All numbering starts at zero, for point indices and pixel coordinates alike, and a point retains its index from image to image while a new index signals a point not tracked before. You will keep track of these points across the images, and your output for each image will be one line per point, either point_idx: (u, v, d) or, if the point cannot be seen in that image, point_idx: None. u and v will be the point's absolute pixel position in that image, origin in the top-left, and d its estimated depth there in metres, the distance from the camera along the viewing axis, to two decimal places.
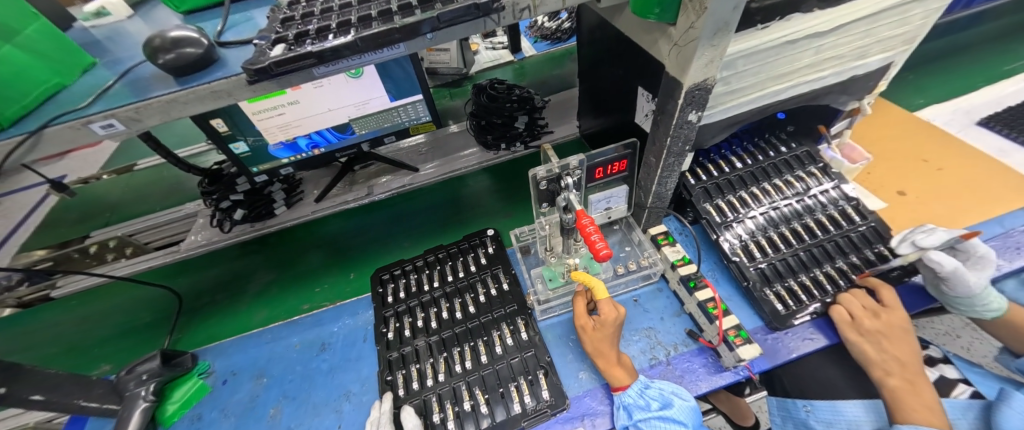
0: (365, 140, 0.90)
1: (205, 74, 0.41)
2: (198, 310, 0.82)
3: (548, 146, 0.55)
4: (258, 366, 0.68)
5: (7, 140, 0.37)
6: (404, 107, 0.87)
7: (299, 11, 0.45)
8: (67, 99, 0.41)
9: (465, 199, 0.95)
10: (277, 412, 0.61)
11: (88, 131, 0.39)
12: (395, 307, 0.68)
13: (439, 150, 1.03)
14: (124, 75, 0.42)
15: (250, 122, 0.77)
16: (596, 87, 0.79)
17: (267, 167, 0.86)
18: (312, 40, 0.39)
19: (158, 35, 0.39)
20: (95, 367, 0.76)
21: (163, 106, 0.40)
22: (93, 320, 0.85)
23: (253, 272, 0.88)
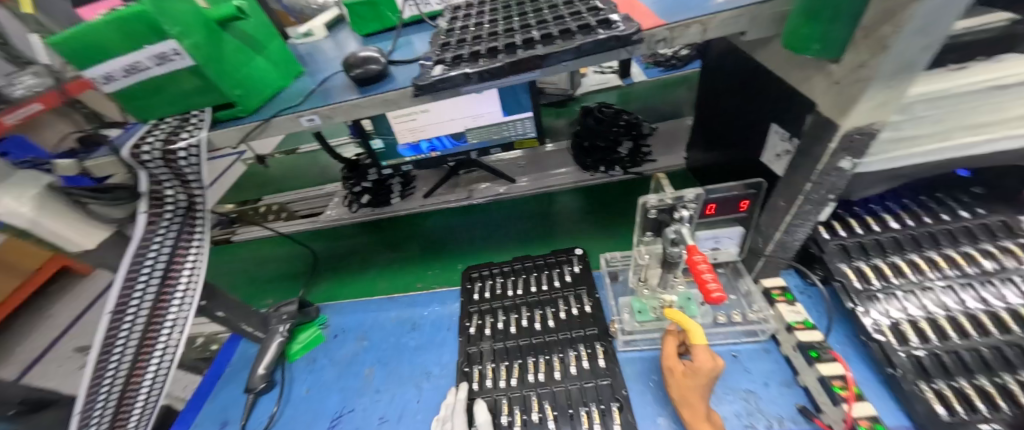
0: (474, 149, 0.99)
1: (378, 86, 0.52)
2: (323, 270, 0.99)
3: (661, 175, 0.52)
4: (362, 330, 0.79)
5: (250, 123, 0.53)
6: (514, 123, 0.94)
7: (455, 37, 0.53)
8: (283, 98, 0.58)
9: (556, 216, 0.97)
10: (371, 373, 0.70)
11: (299, 122, 0.53)
12: (480, 305, 0.73)
13: (537, 165, 1.08)
14: (322, 83, 0.58)
15: (388, 125, 0.92)
16: (713, 120, 0.75)
17: (393, 163, 1.01)
18: (466, 61, 0.46)
19: (352, 55, 0.52)
20: (261, 301, 0.96)
21: (348, 109, 0.51)
22: (259, 263, 1.08)
23: (366, 249, 1.03)
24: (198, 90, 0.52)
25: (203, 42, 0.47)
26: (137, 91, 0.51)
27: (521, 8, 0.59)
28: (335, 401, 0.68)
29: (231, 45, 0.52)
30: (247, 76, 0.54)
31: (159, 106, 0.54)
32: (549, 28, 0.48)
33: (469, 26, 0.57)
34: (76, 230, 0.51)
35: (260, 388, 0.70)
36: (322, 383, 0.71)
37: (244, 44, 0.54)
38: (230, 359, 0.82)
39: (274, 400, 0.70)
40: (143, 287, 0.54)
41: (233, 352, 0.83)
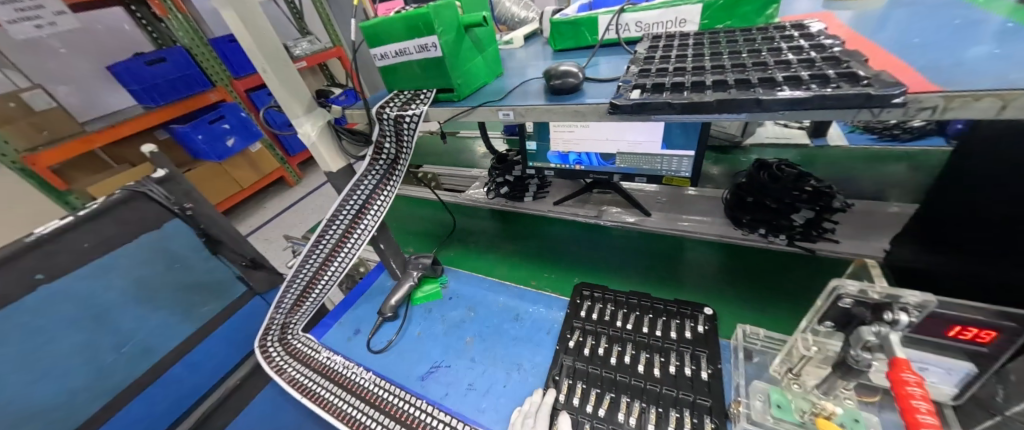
0: (619, 172, 0.98)
1: (570, 96, 0.58)
2: (453, 240, 1.14)
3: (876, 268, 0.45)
4: (472, 302, 0.87)
5: (460, 107, 0.65)
6: (670, 158, 0.90)
7: (655, 66, 0.54)
8: (487, 90, 0.70)
9: (685, 264, 0.89)
10: (470, 343, 0.77)
11: (498, 114, 0.63)
12: (585, 324, 0.73)
13: (679, 205, 1.01)
14: (521, 85, 0.69)
15: (548, 132, 1.00)
16: (949, 215, 0.58)
17: (539, 165, 1.08)
18: (667, 91, 0.47)
19: (555, 67, 0.58)
20: (406, 246, 1.15)
21: (541, 112, 0.58)
22: (408, 217, 1.30)
23: (491, 233, 1.13)
24: (430, 74, 0.67)
25: (452, 40, 0.62)
26: (395, 69, 0.70)
27: (733, 45, 0.56)
28: (437, 352, 0.77)
29: (466, 46, 0.66)
30: (467, 71, 0.67)
31: (403, 82, 0.72)
32: (770, 72, 0.45)
33: (671, 56, 0.57)
34: (331, 155, 0.73)
35: (388, 315, 0.85)
36: (432, 332, 0.82)
37: (474, 47, 0.68)
38: (371, 282, 1.00)
39: (394, 329, 0.84)
40: (347, 212, 0.76)
41: (375, 278, 1.01)
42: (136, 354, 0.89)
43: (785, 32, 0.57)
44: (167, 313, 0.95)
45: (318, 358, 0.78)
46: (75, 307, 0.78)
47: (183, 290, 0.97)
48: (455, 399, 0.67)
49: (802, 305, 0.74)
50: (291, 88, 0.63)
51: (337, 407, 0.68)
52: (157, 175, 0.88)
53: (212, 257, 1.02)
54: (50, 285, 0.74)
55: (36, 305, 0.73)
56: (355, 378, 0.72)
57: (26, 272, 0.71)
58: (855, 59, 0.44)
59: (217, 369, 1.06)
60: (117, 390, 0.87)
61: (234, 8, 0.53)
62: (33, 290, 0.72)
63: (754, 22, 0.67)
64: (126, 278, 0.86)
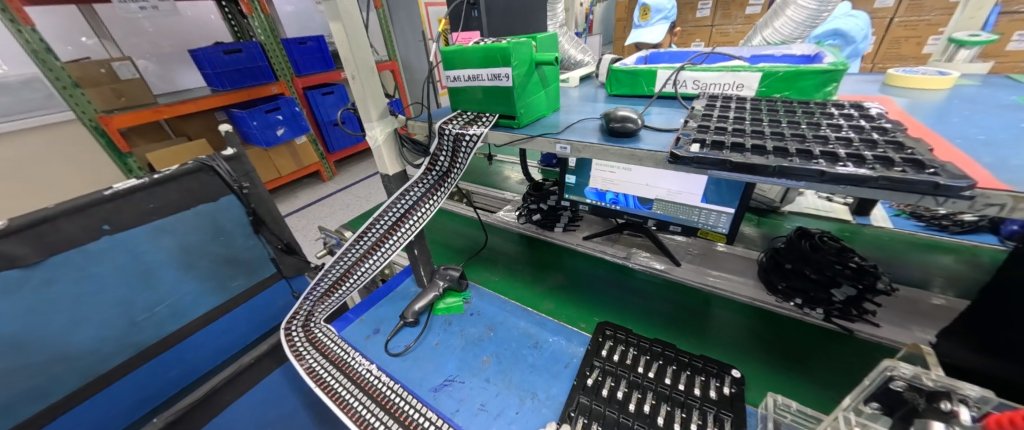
0: (654, 218, 0.99)
1: (625, 140, 0.61)
2: (479, 258, 1.16)
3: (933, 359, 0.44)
4: (491, 321, 0.87)
5: (519, 135, 0.70)
6: (708, 211, 0.91)
7: (714, 125, 0.57)
8: (544, 123, 0.75)
9: (711, 321, 0.88)
10: (486, 363, 0.77)
11: (554, 145, 0.66)
12: (605, 363, 0.72)
13: (711, 261, 1.00)
14: (578, 123, 0.73)
15: (589, 169, 1.03)
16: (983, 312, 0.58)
17: (575, 199, 1.10)
18: (726, 149, 0.49)
19: (615, 111, 0.62)
20: (439, 260, 1.17)
21: (598, 150, 0.61)
22: (440, 230, 1.34)
23: (517, 258, 1.16)
24: (494, 100, 0.72)
25: (522, 74, 0.67)
26: (463, 91, 0.76)
27: (790, 116, 0.59)
28: (451, 366, 0.77)
29: (534, 80, 0.71)
30: (530, 102, 0.72)
31: (469, 103, 0.77)
32: (830, 146, 0.47)
33: (729, 117, 0.60)
34: (391, 159, 0.77)
35: (409, 320, 0.86)
36: (449, 345, 0.82)
37: (540, 81, 0.73)
38: (396, 286, 1.02)
39: (413, 336, 0.85)
40: (391, 214, 0.80)
41: (400, 282, 1.03)
42: (166, 316, 0.93)
43: (842, 110, 0.60)
44: (200, 282, 0.99)
45: (337, 351, 0.80)
46: (128, 262, 0.85)
47: (219, 263, 1.02)
48: (466, 417, 0.66)
49: (837, 386, 0.70)
50: (371, 94, 0.69)
51: (348, 403, 0.69)
52: (226, 154, 0.96)
53: (253, 235, 1.07)
54: (111, 237, 0.81)
55: (95, 253, 0.79)
56: (370, 377, 0.73)
57: (97, 223, 0.79)
58: (920, 146, 0.45)
59: (230, 346, 1.09)
60: (141, 348, 0.90)
61: (342, 22, 0.61)
62: (97, 239, 0.79)
63: (811, 96, 0.69)
64: (175, 243, 0.91)
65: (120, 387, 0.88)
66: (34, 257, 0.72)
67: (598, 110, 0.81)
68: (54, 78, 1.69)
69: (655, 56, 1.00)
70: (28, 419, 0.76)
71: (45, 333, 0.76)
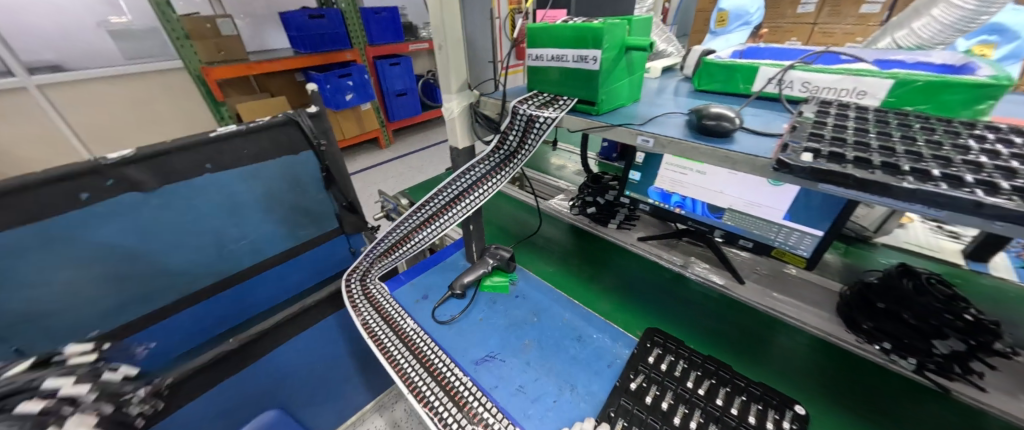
0: (723, 229, 0.91)
1: (716, 139, 0.56)
2: (529, 243, 1.17)
3: None
4: (536, 307, 0.87)
5: (598, 122, 0.66)
6: (789, 230, 0.82)
7: (830, 134, 0.51)
8: (623, 113, 0.71)
9: (772, 348, 0.81)
10: (527, 346, 0.77)
11: (635, 136, 0.62)
12: (651, 370, 0.69)
13: (781, 285, 0.90)
14: (662, 117, 0.68)
15: (656, 167, 0.97)
16: None
17: (636, 196, 1.05)
18: (847, 163, 0.43)
19: (708, 108, 0.57)
20: (491, 240, 1.20)
21: (685, 148, 0.56)
22: (493, 210, 1.36)
23: (567, 249, 1.14)
24: (575, 82, 0.69)
25: (611, 58, 0.64)
26: (544, 71, 0.74)
27: (928, 134, 0.50)
28: (493, 343, 0.78)
29: (621, 66, 0.67)
30: (612, 89, 0.68)
31: (548, 85, 0.75)
32: (985, 174, 0.40)
33: (848, 128, 0.53)
34: (462, 133, 0.78)
35: (457, 291, 0.89)
36: (493, 322, 0.84)
37: (627, 68, 0.69)
38: (446, 258, 1.05)
39: (459, 308, 0.87)
40: (454, 187, 0.82)
41: (450, 254, 1.06)
42: (245, 251, 1.04)
43: (999, 134, 0.50)
44: (276, 226, 1.09)
45: (389, 309, 0.85)
46: (221, 199, 0.95)
47: (293, 212, 1.11)
48: (504, 394, 0.68)
49: None
50: (455, 66, 0.69)
51: (396, 360, 0.73)
52: (311, 111, 1.03)
53: (323, 191, 1.15)
54: (211, 175, 0.91)
55: (197, 188, 0.90)
56: (418, 340, 0.77)
57: (202, 161, 0.89)
58: None
59: (292, 288, 1.20)
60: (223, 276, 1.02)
61: None
62: (201, 175, 0.89)
63: (954, 113, 0.59)
64: (260, 188, 1.01)
65: (204, 307, 1.00)
66: (152, 184, 0.83)
67: (683, 105, 0.75)
68: (170, 29, 1.95)
69: (753, 51, 0.91)
70: (135, 320, 0.89)
71: (152, 250, 0.88)
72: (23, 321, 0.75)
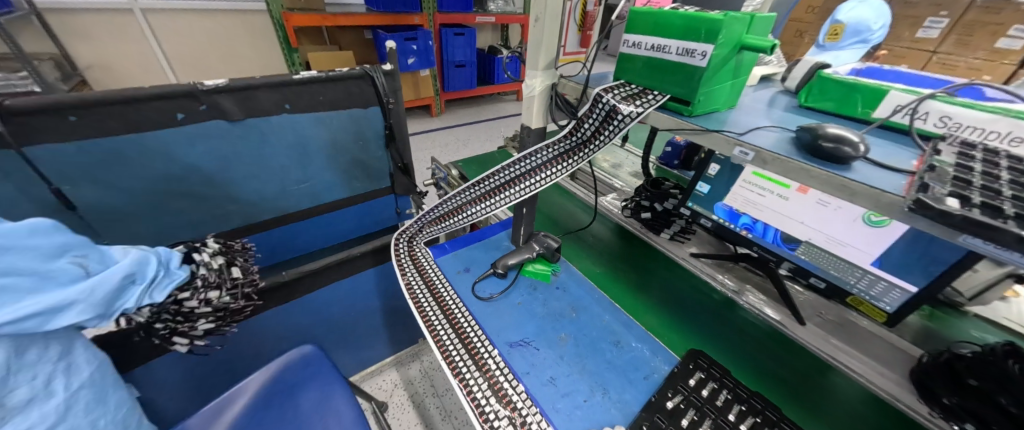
0: (793, 261, 0.84)
1: (831, 164, 0.49)
2: (576, 238, 1.15)
3: None
4: (577, 302, 0.86)
5: (692, 125, 0.61)
6: (874, 278, 0.74)
7: (980, 181, 0.44)
8: (717, 118, 0.65)
9: (828, 398, 0.75)
10: (563, 340, 0.76)
11: (732, 146, 0.57)
12: (691, 393, 0.66)
13: (848, 335, 0.82)
14: (764, 129, 0.62)
15: (730, 182, 0.89)
16: None
17: (700, 210, 0.99)
18: (1005, 220, 0.37)
19: (825, 127, 0.50)
20: (541, 227, 1.20)
21: (793, 168, 0.51)
22: (544, 198, 1.35)
23: (613, 251, 1.11)
24: (671, 77, 0.63)
25: (721, 56, 0.58)
26: (637, 61, 0.69)
27: None
28: (529, 329, 0.78)
29: (728, 67, 0.61)
30: (712, 91, 0.62)
31: (638, 76, 0.69)
32: None
33: (1000, 177, 0.45)
34: (539, 113, 0.75)
35: (499, 271, 0.89)
36: (531, 308, 0.83)
37: (733, 70, 0.63)
38: (490, 236, 1.05)
39: (499, 287, 0.87)
40: (519, 167, 0.80)
41: (494, 233, 1.06)
42: (306, 193, 1.10)
43: None
44: (337, 175, 1.13)
45: (432, 277, 0.87)
46: (294, 140, 1.00)
47: (353, 164, 1.14)
48: (535, 382, 0.67)
49: None
50: (547, 42, 0.66)
51: (435, 328, 0.75)
52: (385, 68, 1.04)
53: (383, 149, 1.17)
54: (288, 115, 0.95)
55: (274, 125, 0.94)
56: (457, 313, 0.78)
57: (282, 101, 0.92)
58: None
59: (340, 236, 1.26)
60: (283, 214, 1.09)
61: None
62: (279, 115, 0.93)
63: None
64: (327, 135, 1.05)
65: (263, 238, 1.08)
66: (237, 115, 0.88)
67: (785, 120, 0.68)
68: None
69: (873, 72, 0.80)
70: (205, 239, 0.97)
71: (228, 177, 0.94)
72: (117, 217, 0.85)
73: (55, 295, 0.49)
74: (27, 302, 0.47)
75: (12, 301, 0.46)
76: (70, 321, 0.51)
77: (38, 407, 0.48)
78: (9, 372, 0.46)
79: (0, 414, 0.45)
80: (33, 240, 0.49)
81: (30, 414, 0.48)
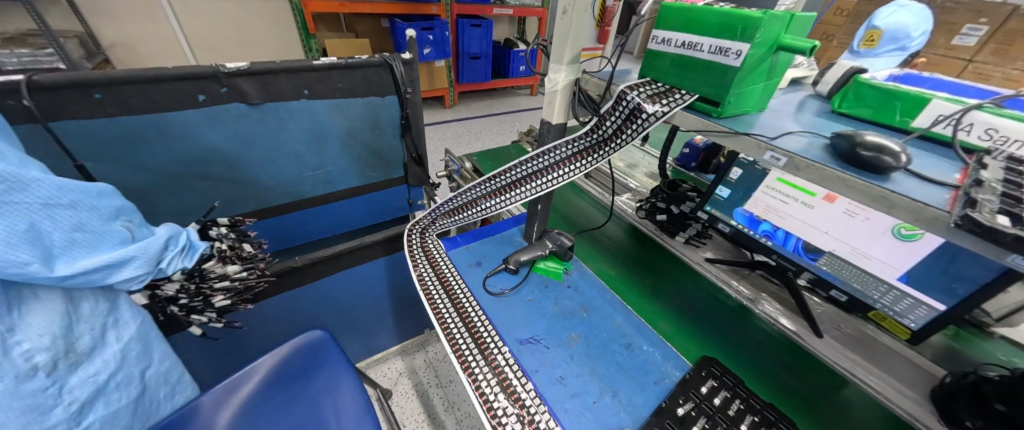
0: (814, 272, 0.82)
1: (867, 174, 0.48)
2: (590, 239, 1.14)
3: None
4: (589, 302, 0.85)
5: (721, 127, 0.59)
6: (900, 294, 0.71)
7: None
8: (747, 121, 0.63)
9: (844, 414, 0.73)
10: (574, 339, 0.75)
11: (762, 150, 0.55)
12: (701, 401, 0.65)
13: (867, 350, 0.80)
14: (797, 135, 0.59)
15: (752, 187, 0.87)
16: None
17: (718, 214, 0.97)
18: None
19: (865, 135, 0.48)
20: (554, 225, 1.19)
21: (827, 177, 0.49)
22: (559, 197, 1.35)
23: (627, 253, 1.11)
24: (701, 76, 0.61)
25: (755, 56, 0.56)
26: (666, 58, 0.66)
27: None
28: (540, 327, 0.77)
29: (762, 68, 0.59)
30: (744, 92, 0.60)
31: (665, 74, 0.67)
32: None
33: None
34: (560, 108, 0.74)
35: (511, 266, 0.88)
36: (541, 305, 0.82)
37: (767, 71, 0.60)
38: (501, 230, 1.04)
39: (509, 283, 0.87)
40: (537, 163, 0.79)
41: (507, 228, 1.06)
42: (321, 180, 1.11)
43: None
44: (351, 163, 1.14)
45: (444, 269, 0.87)
46: (311, 126, 1.00)
47: (367, 152, 1.14)
48: (544, 381, 0.67)
49: None
50: (574, 35, 0.64)
51: (446, 321, 0.75)
52: (404, 57, 1.02)
53: (398, 138, 1.17)
54: (306, 101, 0.95)
55: (292, 110, 0.94)
56: (467, 306, 0.78)
57: (301, 87, 0.92)
58: None
59: (351, 223, 1.26)
60: (298, 199, 1.10)
61: None
62: (297, 100, 0.93)
63: None
64: (344, 122, 1.04)
65: (277, 222, 1.09)
66: (257, 99, 0.88)
67: (817, 126, 0.65)
68: None
69: (911, 79, 0.76)
70: None
71: (245, 160, 0.95)
72: (138, 196, 0.86)
73: (122, 251, 0.56)
74: (98, 256, 0.54)
75: (86, 253, 0.53)
76: (128, 276, 0.57)
77: (99, 354, 0.56)
78: (74, 321, 0.53)
79: (74, 357, 0.53)
80: (99, 201, 0.56)
81: (94, 360, 0.56)
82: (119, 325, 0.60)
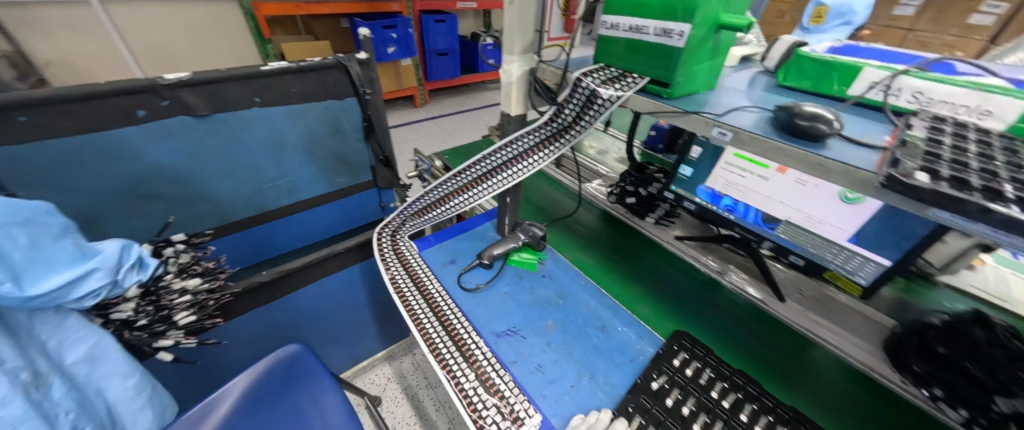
0: (774, 241, 0.85)
1: (804, 142, 0.50)
2: (563, 227, 1.15)
3: None
4: (564, 289, 0.86)
5: (671, 108, 0.61)
6: (852, 254, 0.75)
7: (948, 155, 0.44)
8: (698, 99, 0.64)
9: (808, 372, 0.78)
10: (550, 327, 0.76)
11: (710, 127, 0.57)
12: (675, 374, 0.67)
13: (826, 310, 0.85)
14: (743, 110, 0.62)
15: (711, 164, 0.90)
16: None
17: (683, 193, 1.00)
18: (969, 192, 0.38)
19: (802, 106, 0.50)
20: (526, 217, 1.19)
21: (769, 148, 0.51)
22: (531, 188, 1.35)
23: (600, 238, 1.12)
24: (650, 59, 0.62)
25: (698, 36, 0.57)
26: (617, 42, 0.67)
27: None
28: (516, 318, 0.78)
29: (706, 47, 0.60)
30: (691, 72, 0.62)
31: (617, 58, 0.68)
32: None
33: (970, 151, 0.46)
34: (518, 99, 0.74)
35: (485, 262, 0.88)
36: (517, 297, 0.83)
37: (711, 50, 0.62)
38: (475, 226, 1.04)
39: (485, 277, 0.87)
40: (501, 156, 0.79)
41: (479, 223, 1.05)
42: (283, 190, 1.07)
43: None
44: (314, 170, 1.10)
45: (417, 270, 0.86)
46: (266, 135, 0.96)
47: (331, 158, 1.11)
48: (522, 371, 0.67)
49: None
50: (524, 24, 0.64)
51: (420, 321, 0.74)
52: (360, 57, 0.99)
53: (361, 141, 1.14)
54: (258, 109, 0.91)
55: (244, 120, 0.90)
56: (442, 304, 0.78)
57: (251, 94, 0.88)
58: None
59: (321, 232, 1.23)
60: (261, 212, 1.06)
61: None
62: (249, 109, 0.89)
63: None
64: (302, 129, 1.01)
65: (240, 237, 1.04)
66: (204, 111, 0.84)
67: (764, 100, 0.68)
68: None
69: (850, 49, 0.80)
70: None
71: (199, 175, 0.91)
72: (82, 221, 0.80)
73: (85, 266, 0.57)
74: (60, 272, 0.54)
75: (49, 271, 0.53)
76: (92, 288, 0.58)
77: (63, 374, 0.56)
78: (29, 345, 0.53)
79: (45, 376, 0.53)
80: (47, 218, 0.55)
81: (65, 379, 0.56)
82: (75, 345, 0.58)
